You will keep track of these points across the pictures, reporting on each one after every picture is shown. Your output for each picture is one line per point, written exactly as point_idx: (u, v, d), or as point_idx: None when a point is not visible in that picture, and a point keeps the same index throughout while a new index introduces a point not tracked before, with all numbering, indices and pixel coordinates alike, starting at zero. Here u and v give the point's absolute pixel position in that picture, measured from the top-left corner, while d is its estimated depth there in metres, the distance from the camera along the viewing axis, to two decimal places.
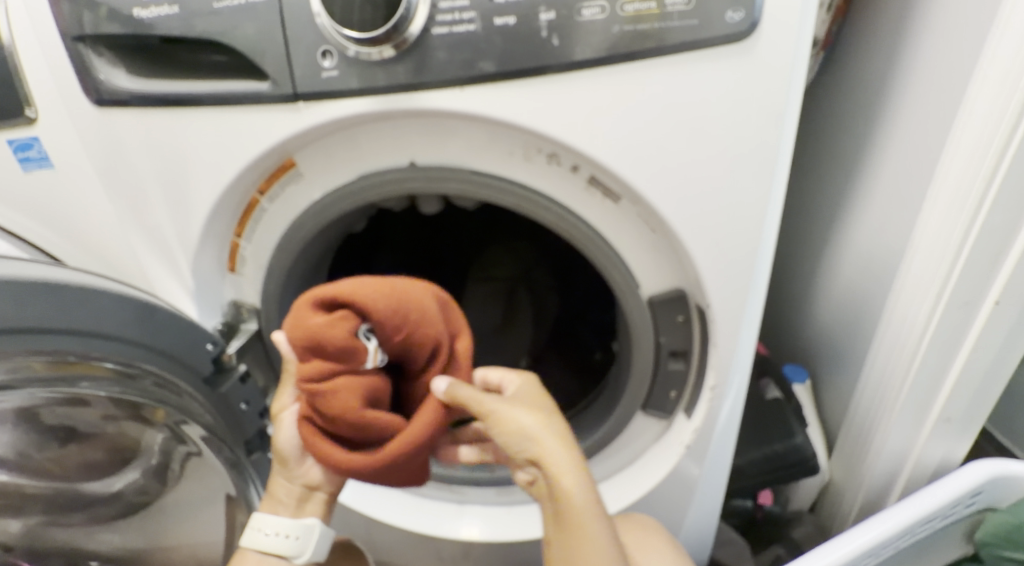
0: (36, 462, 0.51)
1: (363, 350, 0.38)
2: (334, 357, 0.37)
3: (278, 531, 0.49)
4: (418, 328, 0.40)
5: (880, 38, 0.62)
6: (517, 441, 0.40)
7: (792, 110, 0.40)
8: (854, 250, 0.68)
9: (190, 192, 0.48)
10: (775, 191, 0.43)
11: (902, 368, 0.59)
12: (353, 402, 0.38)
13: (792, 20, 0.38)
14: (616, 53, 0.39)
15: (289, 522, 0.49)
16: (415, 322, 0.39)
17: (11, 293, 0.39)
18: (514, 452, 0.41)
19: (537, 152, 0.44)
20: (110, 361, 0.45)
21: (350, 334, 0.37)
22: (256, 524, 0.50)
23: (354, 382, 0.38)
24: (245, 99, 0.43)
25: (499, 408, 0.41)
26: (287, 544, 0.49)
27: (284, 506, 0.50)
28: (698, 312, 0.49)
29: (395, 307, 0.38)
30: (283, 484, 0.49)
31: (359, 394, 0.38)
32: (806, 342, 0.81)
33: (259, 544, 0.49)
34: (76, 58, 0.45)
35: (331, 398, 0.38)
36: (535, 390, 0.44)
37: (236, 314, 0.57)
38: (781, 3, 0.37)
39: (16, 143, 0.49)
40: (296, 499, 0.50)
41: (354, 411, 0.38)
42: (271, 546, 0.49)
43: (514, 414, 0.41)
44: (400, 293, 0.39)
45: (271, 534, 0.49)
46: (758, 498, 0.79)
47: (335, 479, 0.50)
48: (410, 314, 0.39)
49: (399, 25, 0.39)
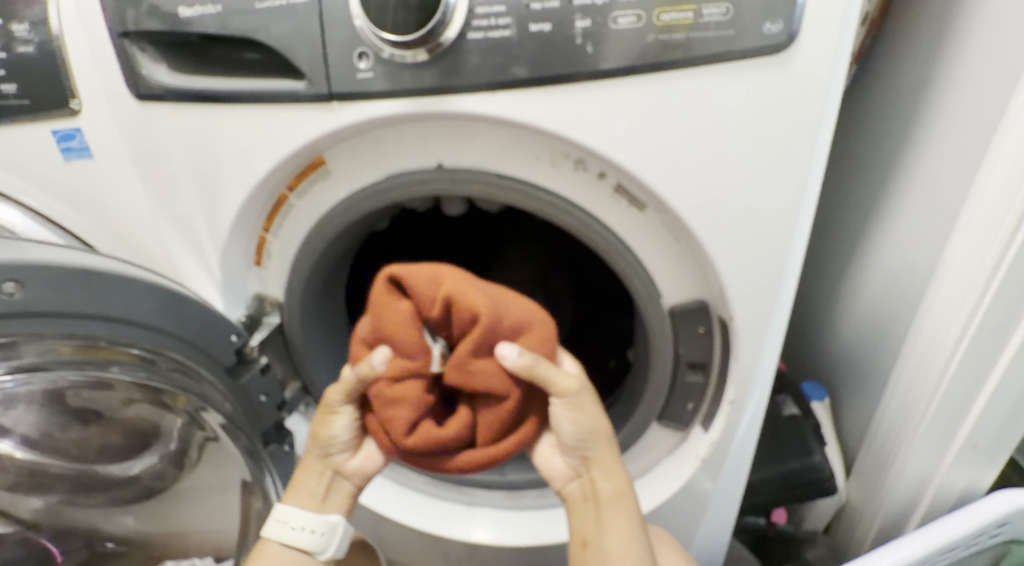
0: (61, 443, 0.53)
1: (427, 353, 0.40)
2: (409, 355, 0.40)
3: (303, 525, 0.50)
4: (464, 297, 0.39)
5: (916, 55, 0.61)
6: (593, 437, 0.46)
7: (826, 124, 0.40)
8: (881, 269, 0.67)
9: (221, 186, 0.49)
10: (805, 206, 0.42)
11: (927, 391, 0.58)
12: (404, 412, 0.42)
13: (832, 33, 0.37)
14: (649, 63, 0.38)
15: (314, 517, 0.50)
16: (456, 293, 0.40)
17: (46, 279, 0.40)
18: (578, 444, 0.46)
19: (563, 158, 0.45)
20: (136, 347, 0.46)
21: (415, 328, 0.40)
22: (276, 515, 0.51)
23: (424, 382, 0.41)
24: (280, 97, 0.44)
25: (575, 403, 0.44)
26: (311, 538, 0.50)
27: (312, 500, 0.51)
28: (720, 324, 0.49)
29: (428, 281, 0.40)
30: (312, 473, 0.51)
31: (408, 404, 0.41)
32: (826, 359, 0.80)
33: (283, 537, 0.50)
34: (120, 52, 0.46)
35: (391, 399, 0.42)
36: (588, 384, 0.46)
37: (259, 307, 0.58)
38: (820, 15, 0.37)
39: (59, 133, 0.50)
40: (324, 491, 0.51)
41: (418, 417, 0.42)
42: (296, 540, 0.50)
43: (598, 416, 0.45)
44: (448, 272, 0.41)
45: (296, 527, 0.50)
46: (772, 516, 0.78)
47: (368, 476, 0.51)
48: (450, 287, 0.40)
49: (434, 29, 0.39)
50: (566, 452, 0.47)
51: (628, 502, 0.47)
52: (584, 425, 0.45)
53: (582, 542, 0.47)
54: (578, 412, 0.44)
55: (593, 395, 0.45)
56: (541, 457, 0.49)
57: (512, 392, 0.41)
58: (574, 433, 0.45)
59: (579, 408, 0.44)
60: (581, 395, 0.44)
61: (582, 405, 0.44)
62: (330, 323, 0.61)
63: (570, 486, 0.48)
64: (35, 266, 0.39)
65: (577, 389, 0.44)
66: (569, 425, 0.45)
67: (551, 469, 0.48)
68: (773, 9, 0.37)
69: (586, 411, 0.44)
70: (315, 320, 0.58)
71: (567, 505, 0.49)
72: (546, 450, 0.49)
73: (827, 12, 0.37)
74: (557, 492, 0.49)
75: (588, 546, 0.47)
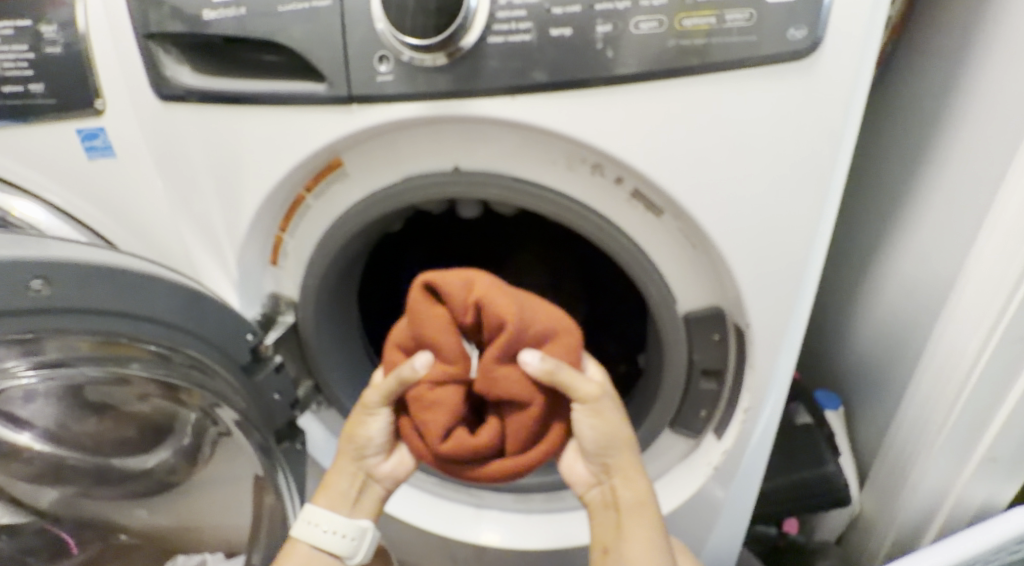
0: (77, 436, 0.53)
1: (458, 359, 0.41)
2: (446, 362, 0.41)
3: (334, 530, 0.50)
4: (496, 303, 0.40)
5: (933, 63, 0.60)
6: (614, 445, 0.45)
7: (850, 131, 0.39)
8: (898, 278, 0.67)
9: (240, 186, 0.49)
10: (826, 214, 0.42)
11: (946, 403, 0.57)
12: (441, 417, 0.42)
13: (858, 40, 0.37)
14: (670, 68, 0.38)
15: (343, 522, 0.51)
16: (492, 298, 0.40)
17: (71, 275, 0.40)
18: (599, 451, 0.46)
19: (580, 162, 0.44)
20: (154, 344, 0.46)
21: (455, 333, 0.41)
22: (307, 517, 0.51)
23: (461, 387, 0.42)
24: (301, 99, 0.44)
25: (595, 410, 0.44)
26: (342, 543, 0.51)
27: (343, 504, 0.51)
28: (735, 331, 0.49)
29: (462, 287, 0.40)
30: (342, 477, 0.52)
31: (444, 410, 0.42)
32: (841, 368, 0.79)
33: (315, 540, 0.50)
34: (145, 54, 0.47)
35: (428, 402, 0.42)
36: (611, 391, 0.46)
37: (274, 306, 0.59)
38: (846, 20, 0.37)
39: (83, 132, 0.51)
40: (354, 495, 0.52)
41: (455, 420, 0.42)
42: (329, 545, 0.50)
43: (619, 424, 0.45)
44: (479, 279, 0.41)
45: (327, 531, 0.50)
46: (783, 526, 0.78)
47: (397, 478, 0.52)
48: (486, 292, 0.40)
49: (455, 33, 0.39)
50: (589, 459, 0.47)
51: (648, 512, 0.46)
52: (605, 433, 0.45)
53: (604, 548, 0.48)
54: (599, 418, 0.44)
55: (615, 403, 0.45)
56: (564, 462, 0.49)
57: (535, 398, 0.42)
58: (595, 440, 0.45)
59: (599, 415, 0.44)
60: (603, 403, 0.44)
61: (603, 412, 0.44)
62: (344, 323, 0.61)
63: (592, 491, 0.49)
64: (60, 262, 0.39)
65: (598, 396, 0.43)
66: (590, 432, 0.45)
67: (573, 475, 0.49)
68: (798, 14, 0.37)
69: (607, 418, 0.44)
70: (329, 320, 0.58)
71: (589, 511, 0.49)
72: (570, 455, 0.49)
73: (853, 17, 0.37)
74: (579, 498, 0.50)
75: (609, 553, 0.47)
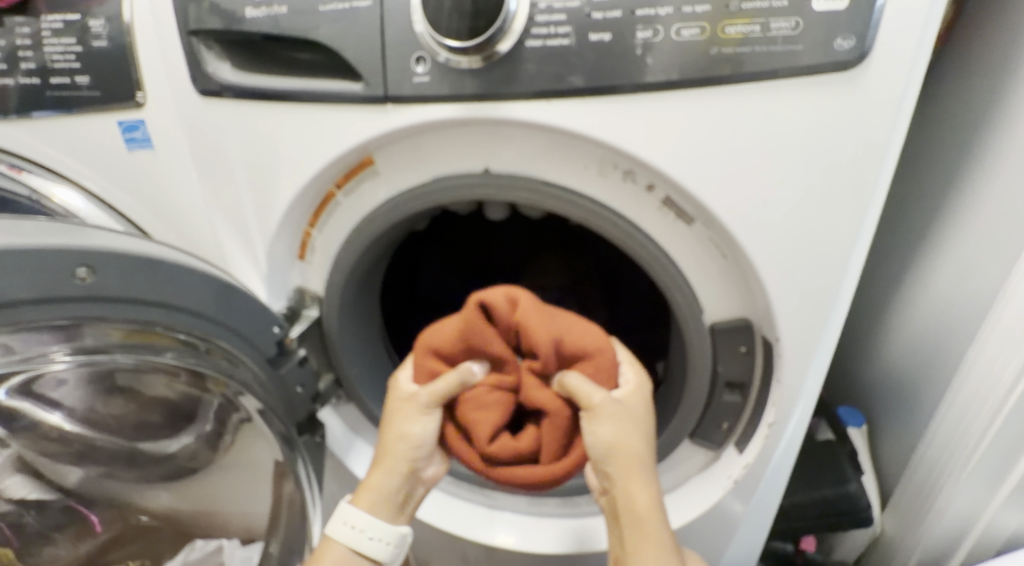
0: (104, 418, 0.54)
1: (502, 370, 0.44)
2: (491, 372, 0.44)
3: (379, 537, 0.50)
4: (537, 321, 0.43)
5: (958, 76, 0.59)
6: (626, 453, 0.45)
7: (894, 146, 0.39)
8: (928, 296, 0.65)
9: (273, 181, 0.50)
10: (864, 229, 0.41)
11: (979, 427, 0.56)
12: (487, 422, 0.45)
13: (909, 52, 0.36)
14: (710, 76, 0.38)
15: (389, 529, 0.50)
16: (536, 311, 0.43)
17: (115, 266, 0.41)
18: (598, 460, 0.46)
19: (612, 168, 0.44)
20: (184, 333, 0.47)
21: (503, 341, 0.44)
22: (345, 519, 0.50)
23: (505, 395, 0.45)
24: (337, 97, 0.45)
25: (597, 418, 0.44)
26: (384, 550, 0.50)
27: (387, 509, 0.51)
28: (762, 344, 0.48)
29: (506, 304, 0.43)
30: (388, 483, 0.50)
31: (490, 415, 0.45)
32: (865, 385, 0.78)
33: (359, 547, 0.50)
34: (188, 49, 0.47)
35: (480, 405, 0.46)
36: (629, 402, 0.46)
37: (299, 300, 0.59)
38: (897, 32, 0.36)
39: (124, 124, 0.52)
40: (399, 500, 0.51)
41: (500, 425, 0.45)
42: (372, 551, 0.50)
43: (625, 435, 0.45)
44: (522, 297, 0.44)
45: (373, 539, 0.50)
46: (800, 543, 0.76)
47: (434, 479, 0.53)
48: (530, 306, 0.43)
49: (493, 37, 0.40)
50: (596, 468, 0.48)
51: (652, 528, 0.45)
52: (605, 443, 0.45)
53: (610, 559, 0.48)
54: (615, 424, 0.44)
55: (626, 413, 0.45)
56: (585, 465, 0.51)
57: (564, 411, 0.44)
58: (596, 448, 0.45)
59: (600, 424, 0.44)
60: (607, 412, 0.44)
61: (618, 417, 0.45)
62: (366, 320, 0.62)
63: (602, 499, 0.49)
64: (106, 253, 0.40)
65: (605, 405, 0.44)
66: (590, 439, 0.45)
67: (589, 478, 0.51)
68: (846, 24, 0.36)
69: (624, 424, 0.45)
70: (352, 316, 0.59)
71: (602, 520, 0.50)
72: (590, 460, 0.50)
73: (905, 29, 0.36)
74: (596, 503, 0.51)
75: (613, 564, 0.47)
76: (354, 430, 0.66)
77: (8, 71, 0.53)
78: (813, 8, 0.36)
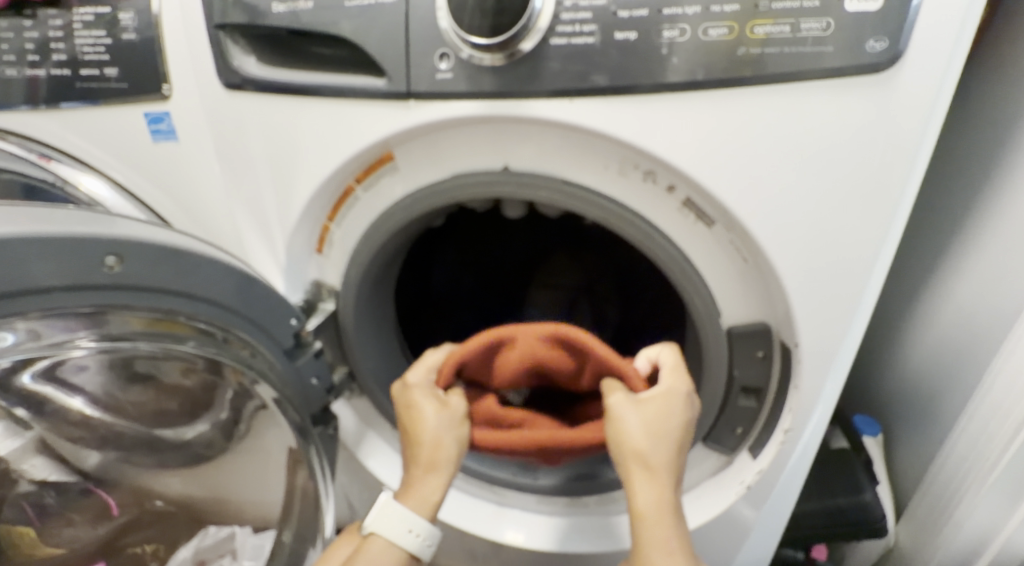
0: (121, 404, 0.54)
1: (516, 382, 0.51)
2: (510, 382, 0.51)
3: (426, 538, 0.49)
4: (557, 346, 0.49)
5: (989, 82, 0.57)
6: (652, 449, 0.44)
7: (924, 150, 0.38)
8: (952, 306, 0.64)
9: (295, 175, 0.50)
10: (890, 235, 0.41)
11: (1002, 439, 0.55)
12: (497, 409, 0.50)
13: (943, 54, 0.35)
14: (734, 77, 0.38)
15: (429, 526, 0.48)
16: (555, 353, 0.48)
17: (141, 254, 0.41)
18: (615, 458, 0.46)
19: (633, 169, 0.44)
20: (203, 322, 0.47)
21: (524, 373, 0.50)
22: (409, 526, 0.48)
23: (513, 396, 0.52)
24: (361, 92, 0.45)
25: (610, 411, 0.46)
26: (424, 550, 0.49)
27: (428, 507, 0.49)
28: (780, 349, 0.48)
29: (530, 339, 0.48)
30: (431, 481, 0.48)
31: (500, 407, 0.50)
32: (883, 394, 0.77)
33: (408, 546, 0.48)
34: (214, 42, 0.48)
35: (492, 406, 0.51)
36: (658, 406, 0.45)
37: (316, 293, 0.59)
38: (932, 34, 0.35)
39: (150, 116, 0.53)
40: (438, 499, 0.49)
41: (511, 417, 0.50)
42: (417, 551, 0.49)
43: (637, 429, 0.45)
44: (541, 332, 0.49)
45: (420, 538, 0.48)
46: (812, 551, 0.75)
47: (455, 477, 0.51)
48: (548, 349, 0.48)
49: (517, 35, 0.39)
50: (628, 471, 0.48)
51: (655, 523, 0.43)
52: (615, 437, 0.45)
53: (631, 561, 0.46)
54: (647, 418, 0.45)
55: (647, 412, 0.45)
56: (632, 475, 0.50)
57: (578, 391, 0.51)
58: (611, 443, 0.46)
59: (611, 417, 0.46)
60: (618, 405, 0.46)
61: (651, 410, 0.45)
62: (381, 315, 0.62)
63: None
64: (134, 241, 0.40)
65: (620, 400, 0.46)
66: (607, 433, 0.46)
67: None
68: (877, 25, 0.35)
69: (657, 420, 0.45)
70: (368, 311, 0.59)
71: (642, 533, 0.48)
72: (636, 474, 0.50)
73: (939, 31, 0.35)
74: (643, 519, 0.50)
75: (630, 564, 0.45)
76: (367, 423, 0.66)
77: (39, 62, 0.54)
78: (845, 9, 0.36)
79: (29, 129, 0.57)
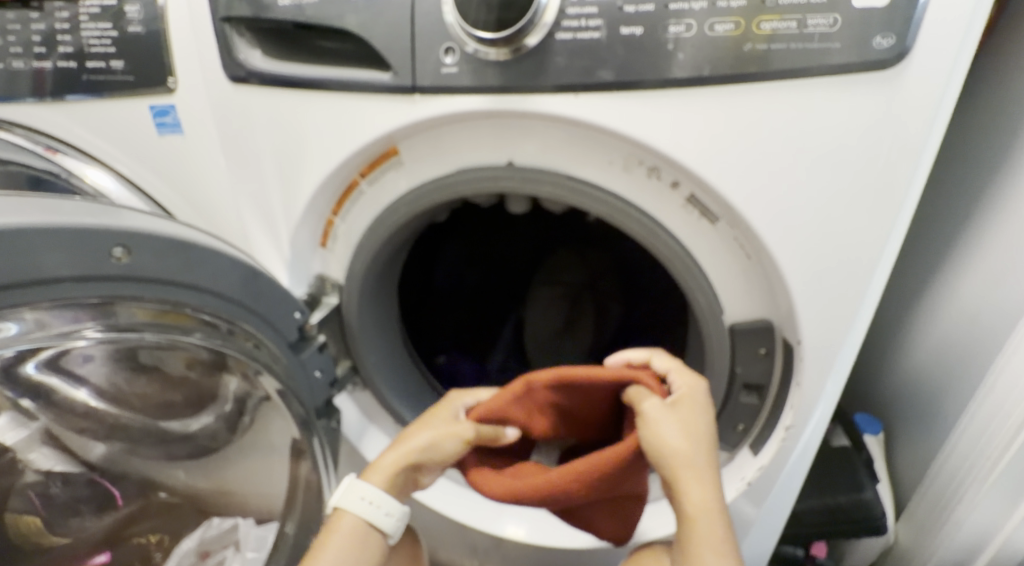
0: (126, 396, 0.55)
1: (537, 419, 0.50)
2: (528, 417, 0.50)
3: (386, 509, 0.49)
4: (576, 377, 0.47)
5: (996, 80, 0.57)
6: (693, 447, 0.44)
7: (929, 149, 0.38)
8: (955, 304, 0.64)
9: (299, 168, 0.50)
10: (895, 233, 0.41)
11: (1003, 437, 0.55)
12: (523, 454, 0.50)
13: (949, 52, 0.35)
14: (740, 73, 0.38)
15: (389, 500, 0.49)
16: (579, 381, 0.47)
17: (147, 245, 0.41)
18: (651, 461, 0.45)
19: (637, 164, 0.44)
20: (208, 315, 0.47)
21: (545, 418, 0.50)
22: (361, 492, 0.49)
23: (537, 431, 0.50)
24: (366, 86, 0.45)
25: (646, 413, 0.44)
26: (387, 521, 0.49)
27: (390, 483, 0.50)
28: (783, 346, 0.48)
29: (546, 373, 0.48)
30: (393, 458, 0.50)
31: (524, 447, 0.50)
32: (886, 392, 0.77)
33: (366, 515, 0.48)
34: (220, 36, 0.48)
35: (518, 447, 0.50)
36: (685, 405, 0.45)
37: (320, 287, 0.60)
38: (939, 32, 0.35)
39: (156, 109, 0.53)
40: (400, 477, 0.50)
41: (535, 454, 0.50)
42: (377, 521, 0.49)
43: (677, 428, 0.44)
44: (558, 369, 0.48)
45: (378, 507, 0.49)
46: (811, 548, 0.75)
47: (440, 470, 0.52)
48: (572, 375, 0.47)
49: (523, 29, 0.39)
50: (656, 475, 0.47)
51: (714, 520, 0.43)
52: (657, 439, 0.44)
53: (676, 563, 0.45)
54: (681, 418, 0.44)
55: (678, 410, 0.45)
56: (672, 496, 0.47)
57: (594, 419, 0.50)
58: (650, 445, 0.44)
59: (648, 418, 0.44)
60: (653, 407, 0.44)
61: (682, 409, 0.45)
62: (384, 309, 0.62)
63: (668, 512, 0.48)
64: (141, 233, 0.40)
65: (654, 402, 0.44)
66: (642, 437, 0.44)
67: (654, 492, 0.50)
68: (883, 23, 0.35)
69: (689, 420, 0.45)
70: (371, 305, 0.59)
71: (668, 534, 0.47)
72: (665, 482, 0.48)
73: (946, 29, 0.35)
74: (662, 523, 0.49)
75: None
76: (369, 417, 0.66)
77: (45, 54, 0.54)
78: (852, 5, 0.36)
79: (35, 121, 0.57)
